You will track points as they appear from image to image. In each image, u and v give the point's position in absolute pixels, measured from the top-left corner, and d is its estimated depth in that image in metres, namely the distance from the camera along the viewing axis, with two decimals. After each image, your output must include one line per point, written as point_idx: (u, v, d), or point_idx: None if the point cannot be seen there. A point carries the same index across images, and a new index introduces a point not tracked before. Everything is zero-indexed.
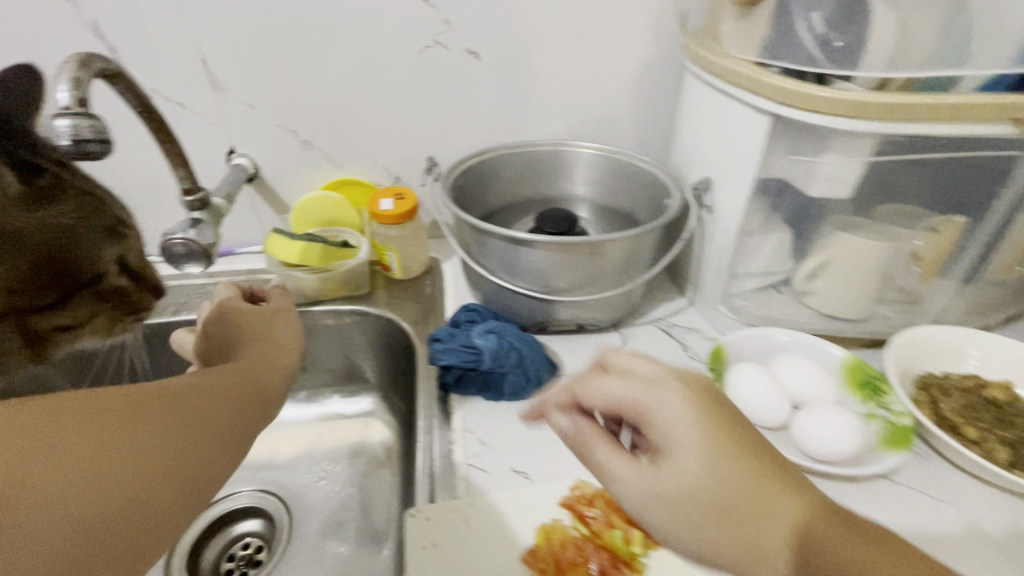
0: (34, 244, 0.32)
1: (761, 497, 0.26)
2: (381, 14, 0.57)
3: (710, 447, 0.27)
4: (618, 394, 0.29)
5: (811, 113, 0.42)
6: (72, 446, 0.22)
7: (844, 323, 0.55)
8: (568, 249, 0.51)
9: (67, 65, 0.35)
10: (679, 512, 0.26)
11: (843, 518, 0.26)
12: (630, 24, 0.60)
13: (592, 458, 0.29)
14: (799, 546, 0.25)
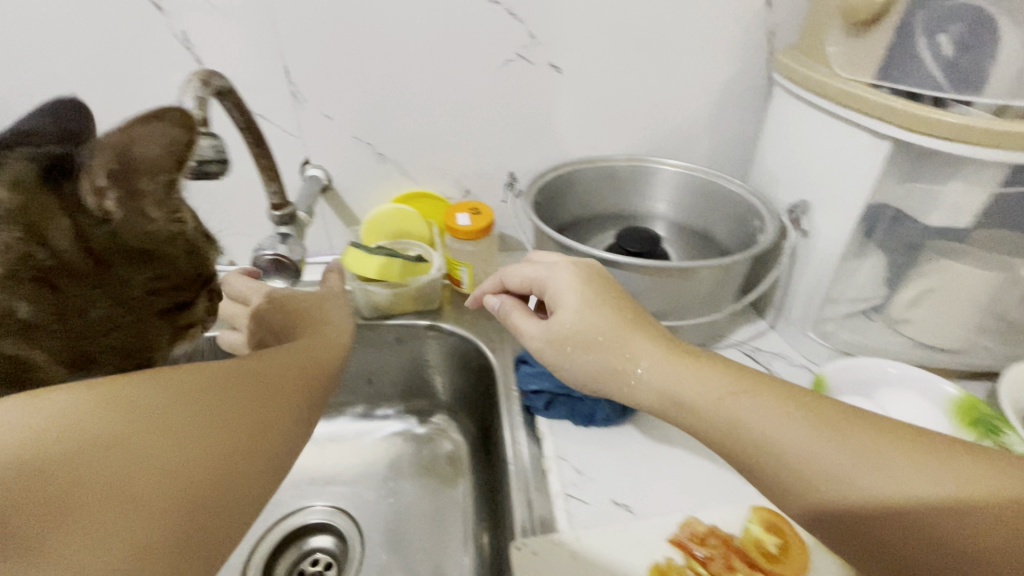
0: (177, 251, 0.36)
1: (629, 350, 0.37)
2: (464, 26, 0.56)
3: (589, 305, 0.38)
4: (529, 275, 0.43)
5: (930, 137, 0.41)
6: (167, 430, 0.25)
7: (943, 355, 0.52)
8: (659, 274, 0.48)
9: (191, 85, 0.36)
10: (569, 349, 0.39)
11: (702, 371, 0.35)
12: (718, 39, 0.58)
13: (510, 321, 0.43)
14: (667, 396, 0.36)
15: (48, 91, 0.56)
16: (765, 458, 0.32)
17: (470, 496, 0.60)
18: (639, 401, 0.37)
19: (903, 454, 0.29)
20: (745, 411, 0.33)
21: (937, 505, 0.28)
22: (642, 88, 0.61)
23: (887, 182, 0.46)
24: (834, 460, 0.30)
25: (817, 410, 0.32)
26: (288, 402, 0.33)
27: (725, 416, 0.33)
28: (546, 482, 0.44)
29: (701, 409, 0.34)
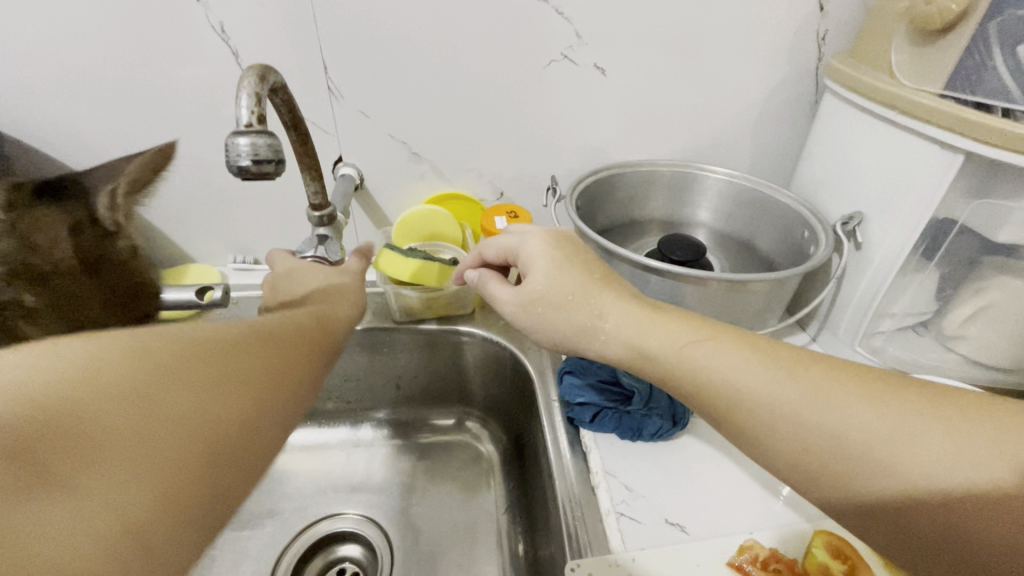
0: (111, 258, 0.52)
1: (598, 306, 0.38)
2: (508, 25, 0.54)
3: (558, 268, 0.39)
4: (502, 244, 0.43)
5: (1000, 150, 0.39)
6: (170, 387, 0.27)
7: (1000, 375, 0.50)
8: (710, 284, 0.46)
9: (247, 81, 0.35)
10: (542, 312, 0.39)
11: (667, 323, 0.36)
12: (769, 42, 0.57)
13: (487, 290, 0.43)
14: (636, 347, 0.36)
15: (79, 83, 0.54)
16: (728, 401, 0.33)
17: (504, 505, 0.59)
18: (611, 356, 0.37)
19: (847, 389, 0.30)
20: (702, 358, 0.34)
21: (877, 435, 0.29)
22: (686, 92, 0.60)
23: (952, 195, 0.44)
24: (788, 400, 0.31)
25: (772, 355, 0.33)
26: (284, 361, 0.35)
27: (686, 364, 0.34)
28: (596, 498, 0.43)
29: (665, 357, 0.35)
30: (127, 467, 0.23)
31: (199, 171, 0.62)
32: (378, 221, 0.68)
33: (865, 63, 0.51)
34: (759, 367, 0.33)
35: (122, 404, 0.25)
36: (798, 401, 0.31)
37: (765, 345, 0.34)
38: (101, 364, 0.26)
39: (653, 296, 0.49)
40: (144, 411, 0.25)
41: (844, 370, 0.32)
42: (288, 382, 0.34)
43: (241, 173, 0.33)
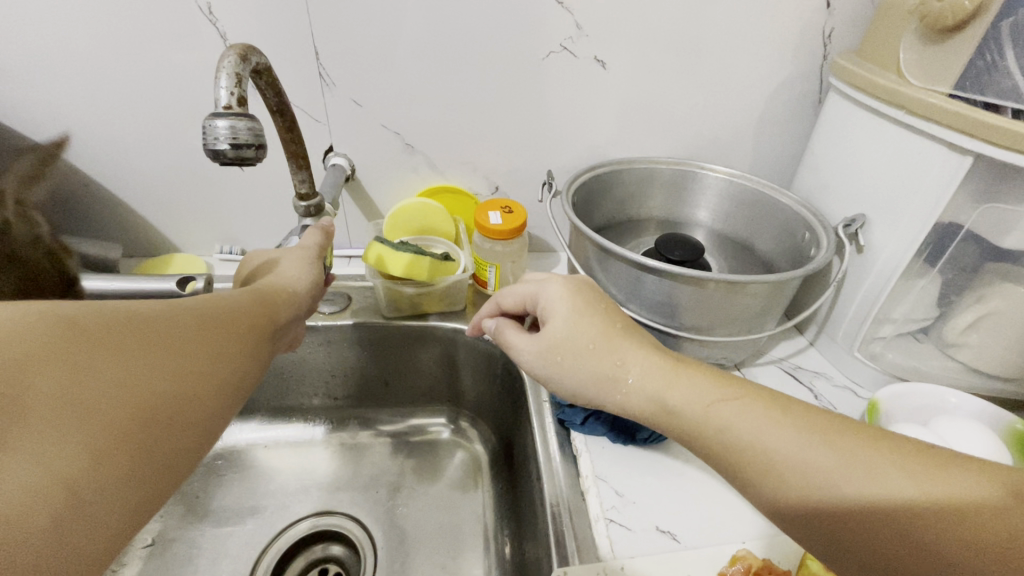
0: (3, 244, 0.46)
1: (619, 356, 0.36)
2: (506, 12, 0.52)
3: (579, 315, 0.37)
4: (522, 292, 0.42)
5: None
6: (91, 362, 0.26)
7: (1001, 385, 0.49)
8: (706, 286, 0.45)
9: (229, 61, 0.34)
10: (559, 361, 0.37)
11: (691, 379, 0.34)
12: (773, 38, 0.55)
13: (503, 338, 0.42)
14: (658, 402, 0.34)
15: (59, 62, 0.52)
16: (757, 466, 0.30)
17: (492, 508, 0.58)
18: (632, 411, 0.35)
19: (890, 459, 0.28)
20: (731, 418, 0.32)
21: (926, 514, 0.26)
22: (688, 88, 0.58)
23: (958, 199, 0.43)
24: (820, 467, 0.28)
25: (805, 417, 0.31)
26: (231, 336, 0.34)
27: (711, 422, 0.32)
28: (585, 504, 0.41)
29: (690, 414, 0.33)
30: (65, 434, 0.24)
31: (185, 157, 0.60)
32: (369, 213, 0.66)
33: (871, 61, 0.50)
34: (793, 429, 0.30)
35: (65, 374, 0.25)
36: (838, 472, 0.28)
37: (802, 410, 0.32)
38: (42, 328, 0.26)
39: (650, 296, 0.48)
40: (90, 380, 0.26)
41: (886, 440, 0.29)
42: (240, 355, 0.34)
43: (219, 157, 0.31)
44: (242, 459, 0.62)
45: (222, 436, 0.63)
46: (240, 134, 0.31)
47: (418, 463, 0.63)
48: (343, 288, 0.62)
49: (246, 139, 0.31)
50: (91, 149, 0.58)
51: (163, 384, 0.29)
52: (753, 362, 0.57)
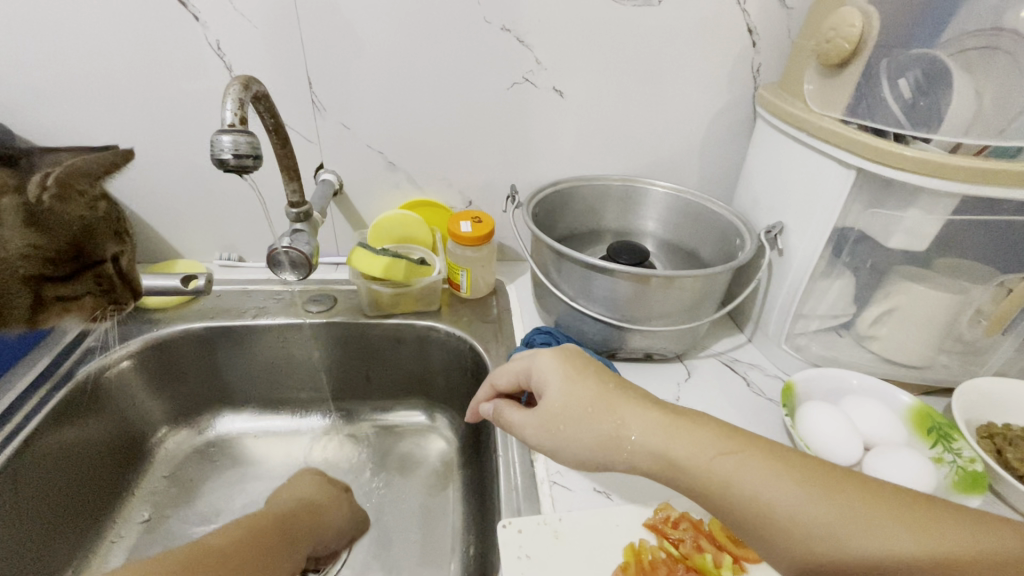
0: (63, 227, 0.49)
1: (618, 416, 0.40)
2: (475, 50, 0.61)
3: (572, 382, 0.41)
4: (515, 370, 0.45)
5: (902, 170, 0.45)
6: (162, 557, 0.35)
7: (905, 371, 0.56)
8: (642, 281, 0.52)
9: (234, 88, 0.41)
10: (561, 429, 0.41)
11: (690, 434, 0.38)
12: (709, 72, 0.63)
13: (503, 418, 0.44)
14: (662, 457, 0.38)
15: (87, 90, 0.60)
16: (767, 520, 0.35)
17: (461, 491, 0.63)
18: (638, 466, 0.39)
19: (887, 515, 0.34)
20: (734, 472, 0.36)
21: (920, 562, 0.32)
22: (638, 114, 0.66)
23: (852, 206, 0.50)
24: (822, 520, 0.34)
25: (804, 473, 0.36)
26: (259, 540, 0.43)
27: (717, 476, 0.37)
28: (533, 470, 0.47)
29: (694, 468, 0.37)
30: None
31: (191, 173, 0.67)
32: (355, 224, 0.73)
33: (787, 92, 0.58)
34: (795, 485, 0.35)
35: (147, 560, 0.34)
36: (839, 523, 0.34)
37: (800, 463, 0.37)
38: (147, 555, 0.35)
39: (597, 292, 0.55)
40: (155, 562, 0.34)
41: (886, 498, 0.35)
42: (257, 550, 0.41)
43: (223, 165, 0.38)
44: (234, 448, 0.68)
45: (216, 425, 0.69)
46: (241, 146, 0.38)
47: (397, 452, 0.69)
48: (329, 291, 0.69)
49: (245, 151, 0.38)
50: None
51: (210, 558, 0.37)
52: (696, 356, 0.63)
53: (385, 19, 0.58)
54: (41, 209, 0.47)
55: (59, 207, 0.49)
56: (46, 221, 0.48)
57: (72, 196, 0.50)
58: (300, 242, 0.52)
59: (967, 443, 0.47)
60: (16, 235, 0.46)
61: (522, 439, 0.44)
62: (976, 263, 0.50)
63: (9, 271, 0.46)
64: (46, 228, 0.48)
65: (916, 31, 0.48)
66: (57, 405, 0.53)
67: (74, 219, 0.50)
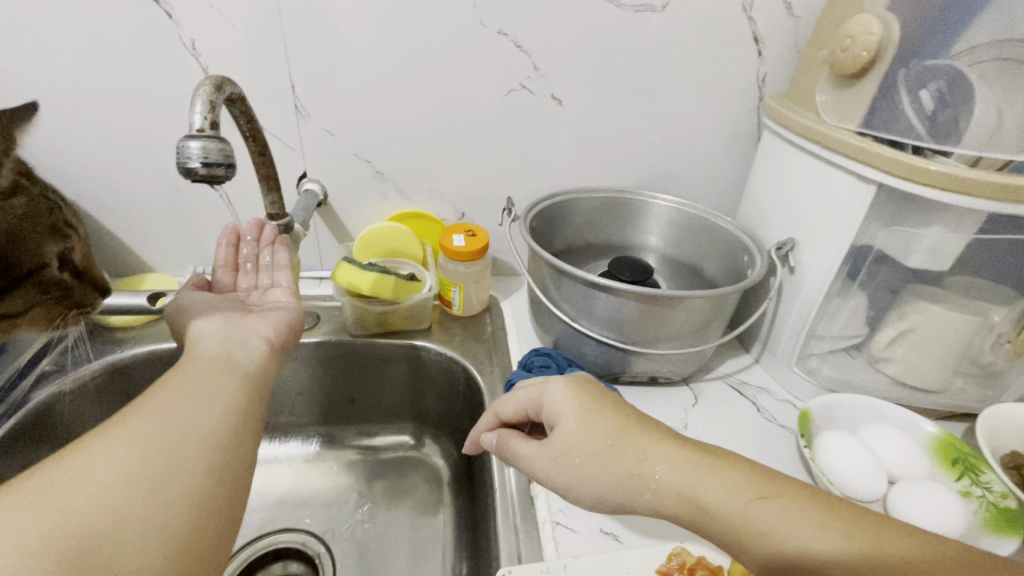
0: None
1: (641, 451, 0.35)
2: (470, 54, 0.57)
3: (588, 413, 0.37)
4: (523, 399, 0.40)
5: (922, 185, 0.42)
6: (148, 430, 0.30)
7: (920, 396, 0.54)
8: (649, 300, 0.48)
9: (204, 89, 0.37)
10: (577, 463, 0.36)
11: (720, 474, 0.33)
12: (714, 81, 0.61)
13: (510, 449, 0.39)
14: (690, 500, 0.33)
15: (48, 90, 0.55)
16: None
17: (452, 524, 0.59)
18: (663, 510, 0.34)
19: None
20: (769, 520, 0.30)
21: None
22: (639, 125, 0.63)
23: (868, 224, 0.48)
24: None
25: (848, 521, 0.29)
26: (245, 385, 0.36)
27: (751, 526, 0.31)
28: (534, 509, 0.43)
29: (723, 513, 0.32)
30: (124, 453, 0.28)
31: (163, 181, 0.62)
32: (340, 236, 0.69)
33: (795, 103, 0.56)
34: (842, 534, 0.29)
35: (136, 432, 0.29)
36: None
37: (847, 509, 0.30)
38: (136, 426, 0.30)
39: (599, 312, 0.51)
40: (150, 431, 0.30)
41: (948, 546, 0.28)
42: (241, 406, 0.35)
43: (190, 175, 0.34)
44: None
45: None
46: (211, 155, 0.34)
47: (384, 481, 0.64)
48: (311, 308, 0.65)
49: (216, 160, 0.34)
50: (71, 174, 0.60)
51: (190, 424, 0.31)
52: (702, 378, 0.60)
53: (376, 20, 0.55)
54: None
55: None
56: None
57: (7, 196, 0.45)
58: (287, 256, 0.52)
59: (997, 475, 0.44)
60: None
61: (529, 475, 0.38)
62: (997, 284, 0.48)
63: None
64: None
65: (932, 42, 0.46)
66: (9, 431, 0.48)
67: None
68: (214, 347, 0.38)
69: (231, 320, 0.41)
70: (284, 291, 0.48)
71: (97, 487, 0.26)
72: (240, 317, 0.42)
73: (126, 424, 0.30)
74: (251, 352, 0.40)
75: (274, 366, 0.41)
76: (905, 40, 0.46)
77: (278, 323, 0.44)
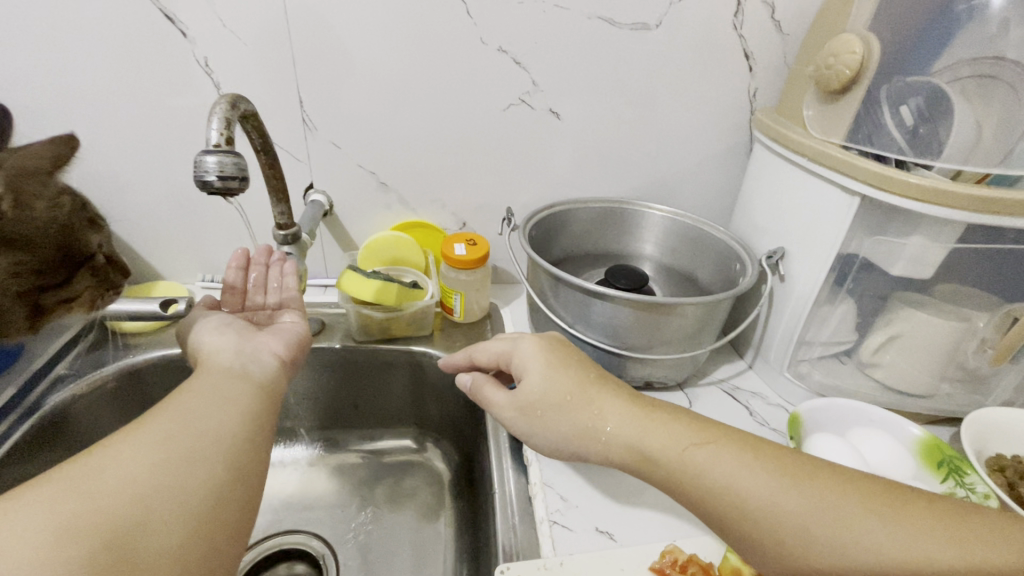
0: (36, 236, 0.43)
1: (596, 405, 0.39)
2: (471, 70, 0.60)
3: (552, 370, 0.41)
4: (497, 351, 0.45)
5: (903, 198, 0.44)
6: (171, 431, 0.31)
7: (908, 400, 0.55)
8: (643, 307, 0.50)
9: (221, 106, 0.39)
10: (539, 415, 0.40)
11: (663, 426, 0.38)
12: (707, 96, 0.63)
13: (483, 397, 0.43)
14: (635, 449, 0.37)
15: (67, 105, 0.58)
16: (740, 516, 0.33)
17: (453, 526, 0.60)
18: (612, 458, 0.38)
19: (842, 497, 0.32)
20: (706, 462, 0.35)
21: (902, 560, 0.29)
22: (635, 137, 0.66)
23: (854, 233, 0.50)
24: (792, 510, 0.32)
25: (773, 461, 0.35)
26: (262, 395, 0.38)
27: (690, 467, 0.35)
28: (532, 508, 0.45)
29: (665, 459, 0.36)
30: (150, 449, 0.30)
31: (174, 192, 0.65)
32: (345, 245, 0.71)
33: (784, 117, 0.58)
34: (764, 472, 0.34)
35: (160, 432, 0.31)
36: (805, 512, 0.32)
37: (772, 453, 0.35)
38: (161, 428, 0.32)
39: (595, 318, 0.53)
40: (173, 432, 0.31)
41: (861, 484, 0.33)
42: (259, 416, 0.36)
43: (206, 187, 0.36)
44: None
45: None
46: (226, 169, 0.36)
47: (387, 484, 0.65)
48: (316, 315, 0.67)
49: (231, 174, 0.36)
50: (86, 185, 0.63)
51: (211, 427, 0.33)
52: (696, 383, 0.62)
53: (380, 38, 0.57)
54: (1, 221, 0.41)
55: (20, 216, 0.42)
56: (19, 235, 0.42)
57: (16, 200, 0.41)
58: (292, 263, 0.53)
59: (980, 477, 0.45)
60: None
61: (498, 420, 0.43)
62: (980, 292, 0.49)
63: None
64: (23, 244, 0.42)
65: (914, 58, 0.48)
66: (27, 434, 0.50)
67: (42, 217, 0.43)
68: (228, 362, 0.40)
69: (243, 337, 0.43)
70: (290, 300, 0.51)
71: (123, 476, 0.28)
72: (252, 335, 0.44)
73: (148, 423, 0.32)
74: (264, 366, 0.41)
75: (283, 380, 0.42)
76: (888, 57, 0.48)
77: (288, 339, 0.46)
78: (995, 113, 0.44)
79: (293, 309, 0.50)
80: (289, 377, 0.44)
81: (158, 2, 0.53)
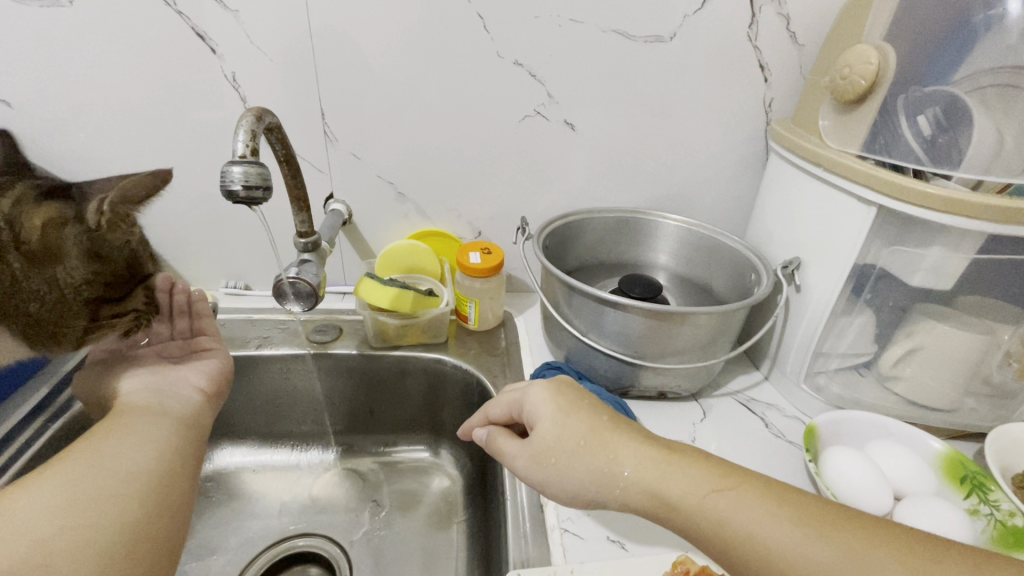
0: (115, 255, 0.49)
1: (611, 450, 0.37)
2: (487, 81, 0.61)
3: (565, 415, 0.39)
4: (510, 402, 0.44)
5: (924, 210, 0.43)
6: (81, 472, 0.35)
7: (929, 413, 0.54)
8: (656, 316, 0.50)
9: (246, 119, 0.41)
10: (553, 463, 0.38)
11: (682, 471, 0.35)
12: (721, 106, 0.63)
13: (496, 446, 0.42)
14: (653, 494, 0.35)
15: (103, 118, 0.60)
16: (769, 566, 0.30)
17: (465, 533, 0.61)
18: (631, 504, 0.36)
19: (874, 551, 0.28)
20: (725, 509, 0.32)
21: None
22: (650, 148, 0.66)
23: (872, 243, 0.49)
24: (818, 562, 0.29)
25: (797, 507, 0.31)
26: (180, 435, 0.43)
27: (710, 515, 0.32)
28: (543, 515, 0.45)
29: (688, 506, 0.33)
30: (58, 491, 0.34)
31: (200, 201, 0.67)
32: (363, 254, 0.73)
33: (801, 127, 0.58)
34: (789, 522, 0.31)
35: (69, 475, 0.35)
36: (837, 566, 0.28)
37: (796, 497, 0.32)
38: (73, 469, 0.36)
39: (608, 327, 0.53)
40: (84, 475, 0.35)
41: (891, 533, 0.29)
42: (174, 453, 0.41)
43: (232, 197, 0.38)
44: (231, 483, 0.66)
45: (213, 459, 0.67)
46: (250, 178, 0.37)
47: (401, 488, 0.66)
48: (334, 321, 0.68)
49: (254, 183, 0.37)
50: None
51: (124, 465, 0.37)
52: (711, 394, 0.62)
53: (399, 53, 0.59)
54: (91, 240, 0.47)
55: (109, 236, 0.49)
56: (103, 250, 0.48)
57: (119, 227, 0.50)
58: (307, 271, 0.51)
59: (1005, 494, 0.45)
60: (77, 265, 0.46)
61: (511, 470, 0.41)
62: (1005, 304, 0.48)
63: (70, 291, 0.46)
64: (101, 257, 0.48)
65: (931, 69, 0.48)
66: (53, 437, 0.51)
67: (115, 238, 0.49)
68: (144, 401, 0.45)
69: (159, 374, 0.49)
70: (212, 342, 0.55)
71: (32, 513, 0.32)
72: (170, 372, 0.50)
73: (58, 470, 0.36)
74: (182, 400, 0.47)
75: (204, 410, 0.49)
76: (905, 67, 0.48)
77: (209, 373, 0.52)
78: (1016, 122, 0.43)
79: (217, 354, 0.54)
80: (211, 408, 0.50)
81: (189, 20, 0.56)
